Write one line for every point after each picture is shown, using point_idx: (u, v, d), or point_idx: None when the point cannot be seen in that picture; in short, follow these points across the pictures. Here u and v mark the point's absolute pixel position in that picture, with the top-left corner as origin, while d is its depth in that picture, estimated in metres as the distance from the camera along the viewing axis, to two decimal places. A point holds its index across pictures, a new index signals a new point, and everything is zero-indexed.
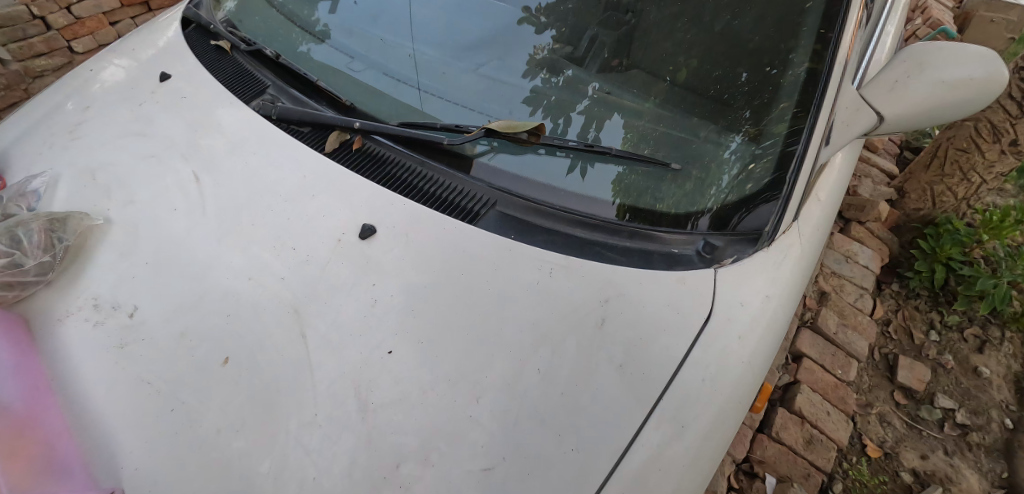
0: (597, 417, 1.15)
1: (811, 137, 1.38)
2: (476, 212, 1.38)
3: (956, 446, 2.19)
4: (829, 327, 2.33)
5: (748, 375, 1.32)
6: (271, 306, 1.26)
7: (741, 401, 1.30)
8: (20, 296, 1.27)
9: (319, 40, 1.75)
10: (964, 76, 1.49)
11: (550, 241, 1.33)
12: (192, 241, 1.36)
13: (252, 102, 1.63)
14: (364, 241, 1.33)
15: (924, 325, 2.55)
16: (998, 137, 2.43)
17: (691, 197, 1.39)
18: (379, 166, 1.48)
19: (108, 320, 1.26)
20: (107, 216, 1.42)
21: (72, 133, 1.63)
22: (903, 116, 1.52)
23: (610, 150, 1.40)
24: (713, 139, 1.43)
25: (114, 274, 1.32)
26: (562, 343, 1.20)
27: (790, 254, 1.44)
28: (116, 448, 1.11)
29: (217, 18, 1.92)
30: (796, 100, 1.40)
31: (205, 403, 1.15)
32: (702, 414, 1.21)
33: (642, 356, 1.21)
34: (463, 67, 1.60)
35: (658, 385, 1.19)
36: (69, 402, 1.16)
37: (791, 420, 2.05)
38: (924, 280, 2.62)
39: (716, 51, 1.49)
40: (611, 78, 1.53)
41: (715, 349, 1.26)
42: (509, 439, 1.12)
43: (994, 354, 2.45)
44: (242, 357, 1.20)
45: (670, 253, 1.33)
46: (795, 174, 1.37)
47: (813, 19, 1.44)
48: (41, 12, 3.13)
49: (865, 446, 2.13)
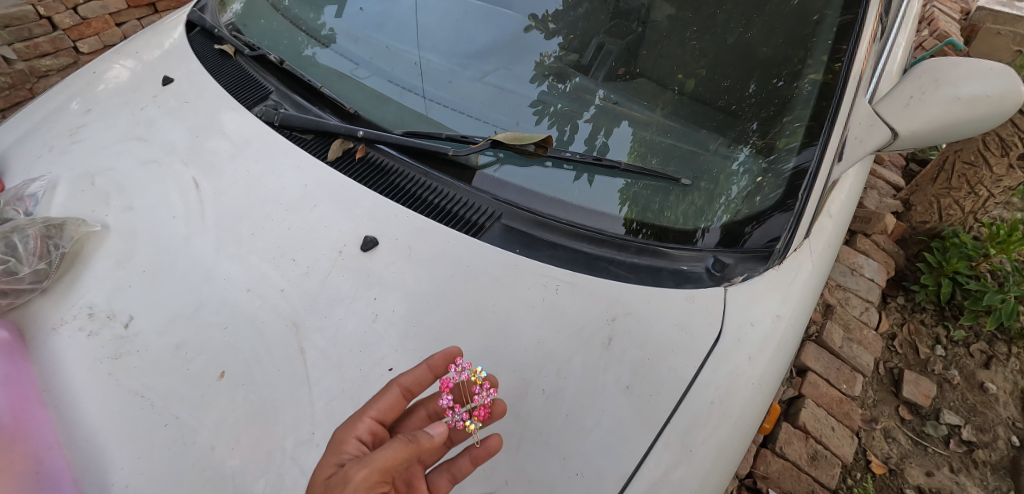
0: (602, 439, 1.12)
1: (825, 152, 1.34)
2: (481, 225, 1.35)
3: (962, 463, 2.15)
4: (835, 340, 2.28)
5: (759, 396, 1.27)
6: (270, 319, 1.23)
7: (750, 423, 1.26)
8: (15, 304, 1.25)
9: (325, 44, 1.73)
10: (980, 93, 1.47)
11: (556, 256, 1.30)
12: (192, 249, 1.34)
13: (255, 108, 1.60)
14: (366, 253, 1.31)
15: (931, 340, 2.50)
16: (1007, 151, 2.36)
17: (700, 211, 1.36)
18: (383, 176, 1.45)
19: (103, 329, 1.23)
20: (105, 222, 1.40)
21: (73, 135, 1.61)
22: (918, 133, 1.49)
23: (619, 164, 1.37)
24: (722, 152, 1.41)
25: (111, 282, 1.30)
26: (567, 362, 1.18)
27: (801, 271, 1.40)
28: (106, 465, 1.09)
29: (223, 21, 1.90)
30: (805, 115, 1.37)
31: (200, 418, 1.13)
32: (710, 437, 1.17)
33: (649, 376, 1.18)
34: (469, 76, 1.57)
35: (666, 408, 1.16)
36: (60, 414, 1.13)
37: (796, 436, 2.01)
38: (930, 294, 2.59)
39: (725, 63, 1.46)
40: (618, 87, 1.51)
41: (724, 370, 1.22)
42: (511, 461, 1.10)
43: (1000, 370, 2.41)
44: (237, 372, 1.17)
45: (679, 270, 1.30)
46: (809, 190, 1.33)
47: (825, 32, 1.41)
48: (47, 12, 3.11)
49: (870, 462, 2.09)
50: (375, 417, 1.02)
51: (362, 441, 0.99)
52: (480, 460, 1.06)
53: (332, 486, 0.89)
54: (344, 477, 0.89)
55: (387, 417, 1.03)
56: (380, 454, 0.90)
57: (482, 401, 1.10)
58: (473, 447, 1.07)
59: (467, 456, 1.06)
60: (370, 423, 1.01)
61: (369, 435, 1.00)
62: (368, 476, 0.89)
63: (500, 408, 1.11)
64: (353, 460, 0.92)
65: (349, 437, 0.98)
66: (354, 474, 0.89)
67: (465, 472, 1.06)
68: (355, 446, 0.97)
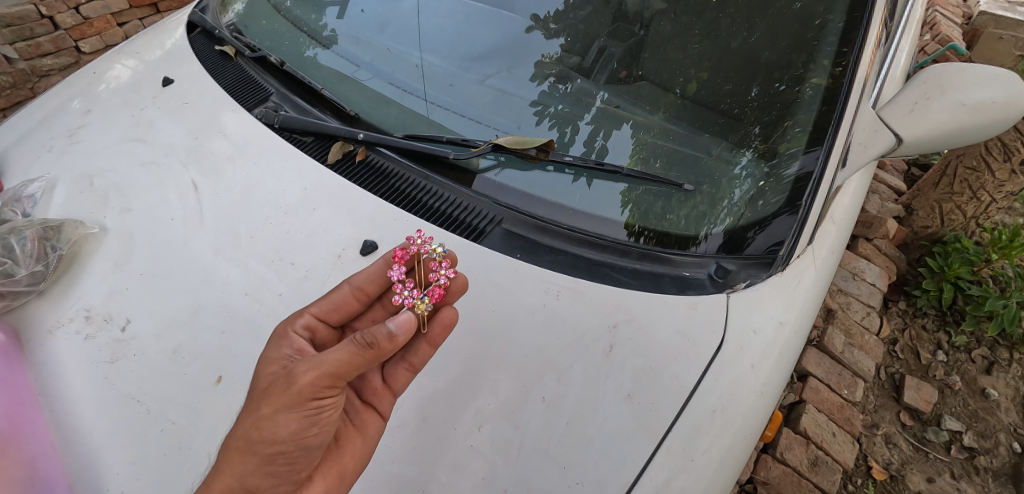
0: (602, 448, 1.11)
1: (829, 158, 1.33)
2: (481, 230, 1.34)
3: (963, 470, 2.13)
4: (836, 345, 2.27)
5: (761, 404, 1.26)
6: (267, 323, 1.23)
7: (753, 431, 1.25)
8: (10, 306, 1.23)
9: (326, 46, 1.72)
10: (986, 99, 1.46)
11: (557, 262, 1.29)
12: (190, 252, 1.33)
13: (255, 110, 1.59)
14: (366, 257, 1.31)
15: (931, 345, 2.49)
16: (1009, 156, 2.36)
17: (703, 216, 1.35)
18: (383, 179, 1.44)
19: (100, 333, 1.22)
20: (103, 224, 1.39)
21: (72, 136, 1.60)
22: (924, 139, 1.47)
23: (621, 169, 1.35)
24: (725, 156, 1.39)
25: (108, 284, 1.29)
26: (567, 370, 1.17)
27: (804, 278, 1.38)
28: (101, 470, 1.07)
29: (223, 22, 1.89)
30: (809, 120, 1.37)
31: (196, 423, 1.12)
32: (712, 446, 1.15)
33: (649, 384, 1.17)
34: (471, 79, 1.56)
35: (666, 416, 1.14)
36: (56, 418, 1.12)
37: (797, 441, 2.00)
38: (932, 299, 2.57)
39: (727, 67, 1.45)
40: (620, 91, 1.49)
41: (726, 379, 1.20)
42: (510, 470, 1.09)
43: (1001, 376, 2.40)
44: (234, 377, 1.16)
45: (681, 276, 1.29)
46: (812, 196, 1.32)
47: (830, 35, 1.40)
48: (50, 12, 3.11)
49: (871, 468, 2.08)
50: (315, 314, 1.15)
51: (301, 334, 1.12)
52: (436, 342, 1.14)
53: (280, 382, 0.99)
54: (290, 377, 0.99)
55: (328, 314, 1.16)
56: (329, 357, 0.99)
57: (438, 280, 1.17)
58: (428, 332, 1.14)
59: (423, 341, 1.14)
60: (308, 319, 1.14)
61: (306, 329, 1.14)
62: (316, 380, 0.98)
63: (459, 283, 1.18)
64: (304, 362, 1.00)
65: (290, 332, 1.10)
66: (302, 377, 0.98)
67: (423, 357, 1.15)
68: (295, 339, 1.10)
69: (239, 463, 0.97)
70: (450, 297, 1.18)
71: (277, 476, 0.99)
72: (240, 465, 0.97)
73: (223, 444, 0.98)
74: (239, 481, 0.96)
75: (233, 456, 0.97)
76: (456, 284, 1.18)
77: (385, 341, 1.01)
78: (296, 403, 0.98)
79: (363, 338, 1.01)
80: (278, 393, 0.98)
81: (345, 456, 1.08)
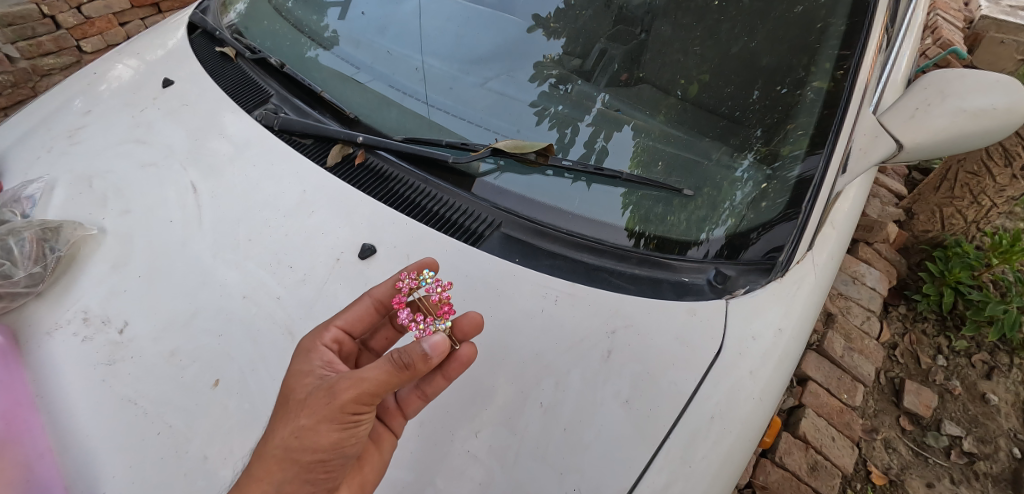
0: (601, 454, 1.10)
1: (830, 162, 1.33)
2: (480, 234, 1.34)
3: (963, 475, 2.13)
4: (835, 350, 2.27)
5: (760, 411, 1.25)
6: (265, 327, 1.22)
7: (751, 437, 1.24)
8: (9, 307, 1.23)
9: (327, 47, 1.72)
10: (987, 105, 1.45)
11: (556, 267, 1.29)
12: (189, 254, 1.33)
13: (255, 112, 1.59)
14: (363, 261, 1.30)
15: (931, 350, 2.48)
16: (1011, 161, 2.34)
17: (703, 220, 1.34)
18: (381, 182, 1.44)
19: (97, 335, 1.22)
20: (102, 225, 1.39)
21: (72, 137, 1.60)
22: (924, 145, 1.46)
23: (621, 174, 1.35)
24: (725, 161, 1.39)
25: (106, 287, 1.29)
26: (566, 375, 1.17)
27: (803, 284, 1.38)
28: (97, 473, 1.07)
29: (224, 23, 1.89)
30: (810, 123, 1.36)
31: (194, 427, 1.11)
32: (711, 452, 1.15)
33: (648, 390, 1.16)
34: (472, 82, 1.56)
35: (664, 423, 1.14)
36: (53, 421, 1.11)
37: (796, 445, 1.99)
38: (932, 304, 2.57)
39: (728, 70, 1.45)
40: (620, 93, 1.49)
41: (725, 385, 1.20)
42: (508, 476, 1.08)
43: (1001, 381, 2.39)
44: (232, 380, 1.16)
45: (681, 281, 1.29)
46: (812, 202, 1.31)
47: (831, 40, 1.40)
48: (52, 11, 3.11)
49: (871, 473, 2.07)
50: (341, 326, 1.12)
51: (328, 347, 1.10)
52: (451, 375, 1.10)
53: (320, 394, 0.98)
54: (332, 392, 0.98)
55: (353, 326, 1.14)
56: (369, 375, 0.98)
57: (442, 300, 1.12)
58: (445, 364, 1.10)
59: (440, 374, 1.10)
60: (335, 332, 1.12)
61: (333, 342, 1.11)
62: (356, 397, 0.97)
63: (471, 319, 1.11)
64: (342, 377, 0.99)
65: (318, 345, 1.08)
66: (343, 393, 0.97)
67: (437, 389, 1.11)
68: (323, 352, 1.08)
69: (277, 470, 0.96)
70: (460, 333, 1.11)
71: (313, 483, 0.99)
72: (278, 472, 0.96)
73: (259, 451, 0.98)
74: (277, 487, 0.96)
75: (271, 463, 0.96)
76: (468, 320, 1.11)
77: (419, 361, 0.98)
78: (336, 416, 0.98)
79: (399, 359, 0.99)
80: (320, 405, 0.98)
81: (366, 468, 1.07)
